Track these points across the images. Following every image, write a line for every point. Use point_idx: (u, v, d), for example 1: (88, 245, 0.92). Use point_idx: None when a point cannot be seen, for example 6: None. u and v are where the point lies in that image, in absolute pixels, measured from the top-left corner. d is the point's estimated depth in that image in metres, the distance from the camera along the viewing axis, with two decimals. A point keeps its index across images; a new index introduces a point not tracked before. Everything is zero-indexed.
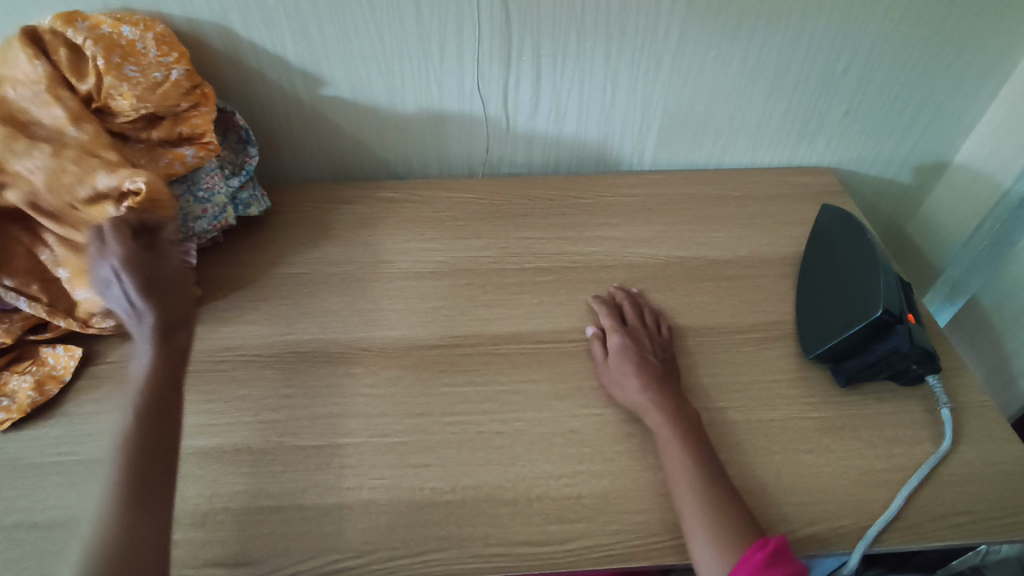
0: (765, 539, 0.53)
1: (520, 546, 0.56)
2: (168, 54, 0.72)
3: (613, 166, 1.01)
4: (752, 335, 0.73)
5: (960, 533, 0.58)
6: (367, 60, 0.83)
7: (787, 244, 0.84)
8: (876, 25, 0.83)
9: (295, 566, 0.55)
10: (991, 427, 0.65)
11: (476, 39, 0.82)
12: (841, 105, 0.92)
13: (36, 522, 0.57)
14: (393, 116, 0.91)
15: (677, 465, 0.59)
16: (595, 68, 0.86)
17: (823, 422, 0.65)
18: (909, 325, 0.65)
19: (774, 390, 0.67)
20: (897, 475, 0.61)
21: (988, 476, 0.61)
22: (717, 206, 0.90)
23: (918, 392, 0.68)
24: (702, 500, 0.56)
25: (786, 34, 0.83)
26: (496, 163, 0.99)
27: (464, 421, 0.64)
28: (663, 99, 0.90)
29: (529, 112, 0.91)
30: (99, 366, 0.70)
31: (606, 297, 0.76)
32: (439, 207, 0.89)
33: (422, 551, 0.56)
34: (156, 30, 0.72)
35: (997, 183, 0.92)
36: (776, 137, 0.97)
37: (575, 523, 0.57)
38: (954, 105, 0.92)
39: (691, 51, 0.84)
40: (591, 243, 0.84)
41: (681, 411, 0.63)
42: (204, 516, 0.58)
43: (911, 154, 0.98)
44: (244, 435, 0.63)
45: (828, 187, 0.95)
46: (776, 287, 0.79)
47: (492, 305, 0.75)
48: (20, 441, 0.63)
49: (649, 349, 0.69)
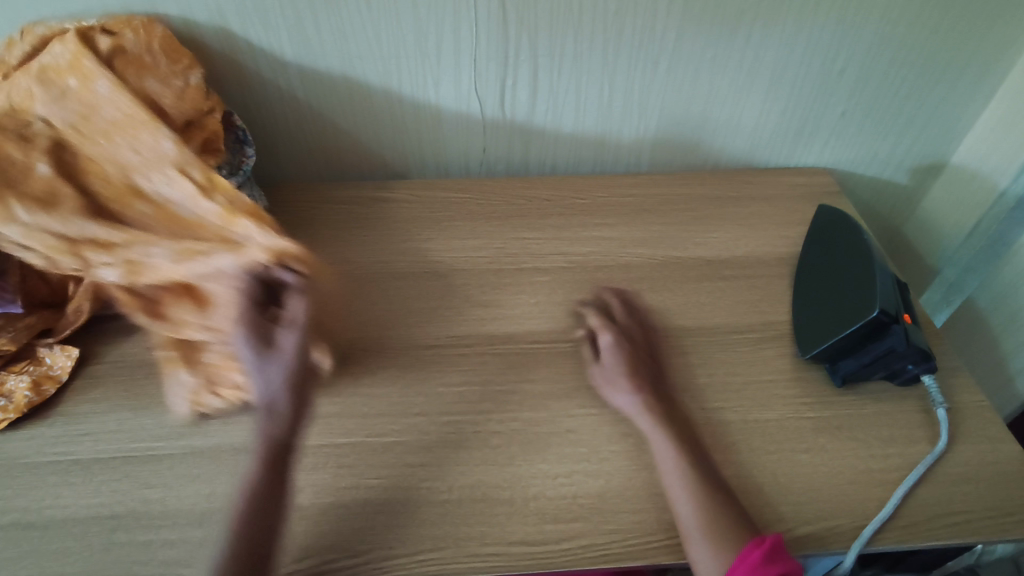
0: (762, 537, 0.54)
1: (516, 546, 0.56)
2: (179, 60, 0.72)
3: (611, 166, 1.01)
4: (749, 336, 0.73)
5: (956, 533, 0.58)
6: (366, 62, 0.84)
7: (783, 244, 0.84)
8: (873, 22, 0.83)
9: (292, 565, 0.55)
10: (987, 427, 0.65)
11: (473, 39, 0.82)
12: (837, 107, 0.93)
13: (33, 521, 0.57)
14: (392, 117, 0.91)
15: (671, 466, 0.59)
16: (592, 68, 0.86)
17: (819, 422, 0.65)
18: (905, 325, 0.66)
19: (770, 390, 0.67)
20: (893, 475, 0.61)
21: (983, 476, 0.61)
22: (714, 206, 0.90)
23: (915, 392, 0.68)
24: (697, 501, 0.56)
25: (784, 31, 0.83)
26: (493, 163, 0.99)
27: (461, 420, 0.64)
28: (660, 98, 0.91)
29: (526, 111, 0.92)
30: (96, 366, 0.70)
31: (603, 297, 0.77)
32: (435, 206, 0.89)
33: (418, 551, 0.56)
34: (161, 34, 0.71)
35: (994, 183, 0.91)
36: (774, 136, 0.97)
37: (571, 523, 0.57)
38: (952, 103, 0.92)
39: (688, 51, 0.85)
40: (587, 243, 0.84)
41: (672, 416, 0.63)
42: (201, 515, 0.58)
43: (908, 154, 0.98)
44: (239, 434, 0.64)
45: (824, 188, 0.95)
46: (774, 287, 0.79)
47: (490, 305, 0.75)
48: (18, 441, 0.63)
49: (641, 353, 0.70)
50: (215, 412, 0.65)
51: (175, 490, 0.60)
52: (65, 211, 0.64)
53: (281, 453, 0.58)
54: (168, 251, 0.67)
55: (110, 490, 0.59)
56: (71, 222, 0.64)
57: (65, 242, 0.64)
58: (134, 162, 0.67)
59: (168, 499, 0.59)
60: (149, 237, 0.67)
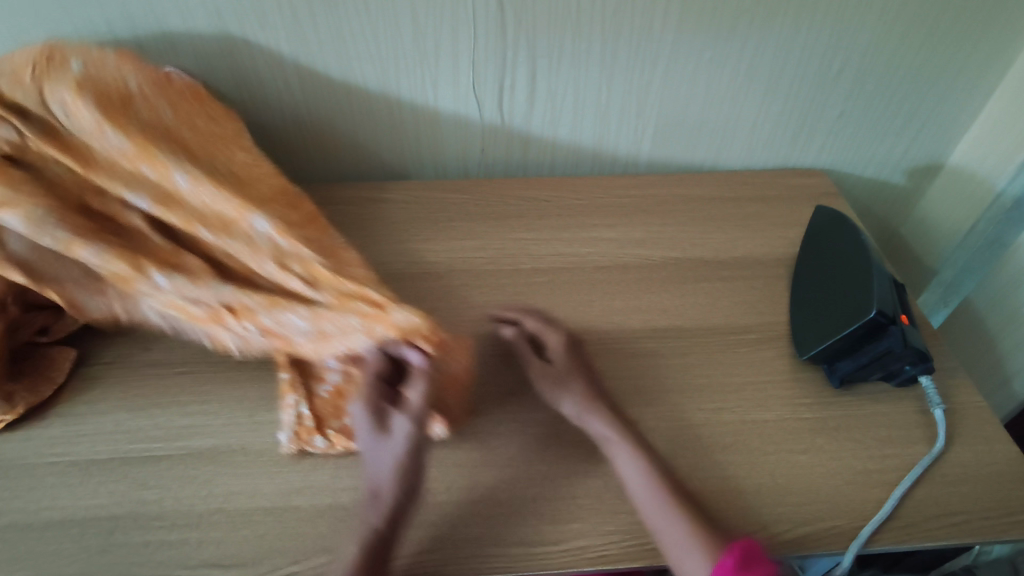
0: (734, 544, 0.52)
1: (515, 548, 0.56)
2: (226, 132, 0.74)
3: (609, 166, 1.01)
4: (746, 336, 0.73)
5: (953, 533, 0.58)
6: (364, 63, 0.84)
7: (781, 245, 0.85)
8: (871, 23, 0.83)
9: (290, 566, 0.55)
10: (984, 427, 0.65)
11: (472, 40, 0.82)
12: (835, 108, 0.93)
13: (30, 523, 0.57)
14: (390, 118, 0.91)
15: (632, 470, 0.58)
16: (591, 69, 0.86)
17: (817, 422, 0.65)
18: (903, 325, 0.66)
19: (768, 390, 0.68)
20: (890, 475, 0.61)
21: (980, 476, 0.61)
22: (712, 207, 0.91)
23: (912, 392, 0.68)
24: (676, 508, 0.56)
25: (781, 31, 0.83)
26: (491, 164, 0.99)
27: (460, 421, 0.65)
28: (658, 99, 0.90)
29: (525, 112, 0.92)
30: (94, 367, 0.70)
31: (599, 298, 0.77)
32: (432, 207, 0.89)
33: (417, 551, 0.56)
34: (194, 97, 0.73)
35: (991, 185, 0.91)
36: (772, 137, 0.97)
37: (570, 524, 0.58)
38: (949, 104, 0.92)
39: (686, 53, 0.85)
40: (585, 244, 0.84)
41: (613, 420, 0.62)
42: (199, 517, 0.58)
43: (905, 154, 0.99)
44: (237, 435, 0.64)
45: (822, 188, 0.95)
46: (771, 288, 0.79)
47: (488, 306, 0.76)
48: (15, 442, 0.63)
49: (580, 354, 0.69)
50: (317, 453, 0.62)
51: (174, 491, 0.59)
52: (195, 275, 0.65)
53: (385, 544, 0.54)
54: (297, 321, 0.65)
55: (108, 491, 0.59)
56: (205, 282, 0.65)
57: (190, 309, 0.66)
58: (238, 242, 0.66)
59: (166, 500, 0.59)
60: (280, 305, 0.65)
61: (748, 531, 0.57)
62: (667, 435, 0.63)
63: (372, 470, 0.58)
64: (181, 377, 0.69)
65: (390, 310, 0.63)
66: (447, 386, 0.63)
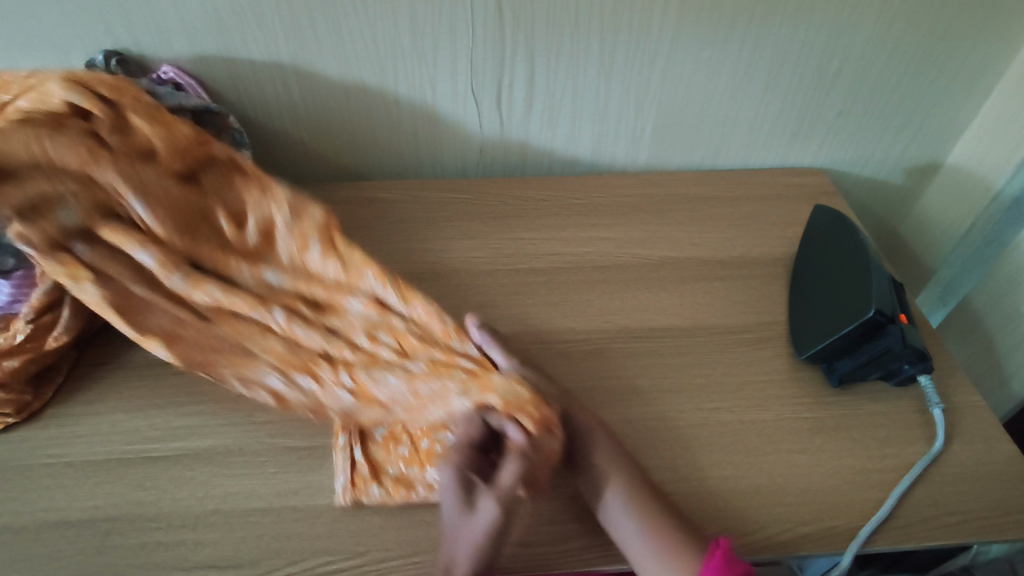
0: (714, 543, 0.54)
1: (514, 547, 0.56)
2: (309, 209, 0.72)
3: (607, 166, 1.01)
4: (745, 336, 0.73)
5: (951, 533, 0.58)
6: (361, 61, 0.84)
7: (780, 245, 0.85)
8: (869, 22, 0.83)
9: (287, 568, 0.55)
10: (983, 427, 0.65)
11: (470, 39, 0.82)
12: (833, 107, 0.93)
13: (26, 525, 0.57)
14: (387, 118, 0.91)
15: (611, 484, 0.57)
16: (590, 69, 0.86)
17: (815, 422, 0.65)
18: (902, 325, 0.66)
19: (766, 390, 0.68)
20: (889, 475, 0.61)
21: (978, 475, 0.61)
22: (711, 206, 0.90)
23: (911, 392, 0.68)
24: (670, 508, 0.56)
25: (779, 30, 0.83)
26: (490, 164, 0.99)
27: None
28: (657, 98, 0.90)
29: (523, 112, 0.91)
30: (90, 367, 0.70)
31: (598, 297, 0.77)
32: (430, 206, 0.89)
33: (415, 552, 0.56)
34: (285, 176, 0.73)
35: (990, 184, 0.91)
36: (770, 136, 0.97)
37: (569, 524, 0.58)
38: (949, 103, 0.92)
39: (685, 51, 0.85)
40: (584, 243, 0.84)
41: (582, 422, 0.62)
42: (196, 518, 0.58)
43: (904, 153, 0.99)
44: (234, 436, 0.64)
45: (821, 188, 0.95)
46: (769, 287, 0.79)
47: (486, 306, 0.75)
48: (11, 443, 0.63)
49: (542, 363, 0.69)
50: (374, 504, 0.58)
51: (170, 492, 0.59)
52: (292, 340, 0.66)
53: None
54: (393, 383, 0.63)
55: (105, 492, 0.59)
56: (303, 338, 0.65)
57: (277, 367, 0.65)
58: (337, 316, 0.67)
59: (163, 500, 0.59)
60: (377, 370, 0.63)
61: (746, 531, 0.57)
62: (667, 435, 0.63)
63: (451, 546, 0.54)
64: (178, 378, 0.69)
65: (490, 376, 0.61)
66: (542, 462, 0.58)
